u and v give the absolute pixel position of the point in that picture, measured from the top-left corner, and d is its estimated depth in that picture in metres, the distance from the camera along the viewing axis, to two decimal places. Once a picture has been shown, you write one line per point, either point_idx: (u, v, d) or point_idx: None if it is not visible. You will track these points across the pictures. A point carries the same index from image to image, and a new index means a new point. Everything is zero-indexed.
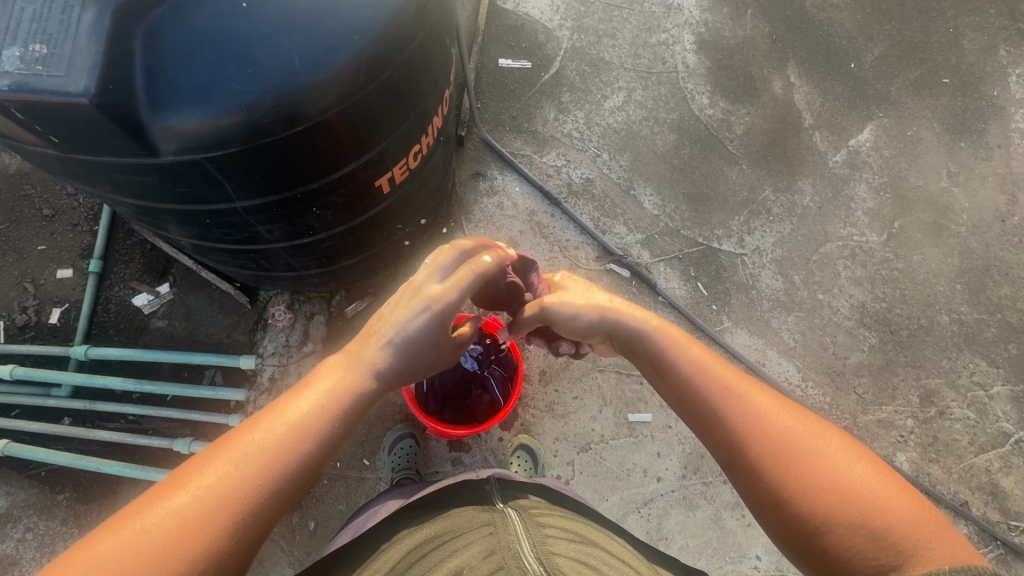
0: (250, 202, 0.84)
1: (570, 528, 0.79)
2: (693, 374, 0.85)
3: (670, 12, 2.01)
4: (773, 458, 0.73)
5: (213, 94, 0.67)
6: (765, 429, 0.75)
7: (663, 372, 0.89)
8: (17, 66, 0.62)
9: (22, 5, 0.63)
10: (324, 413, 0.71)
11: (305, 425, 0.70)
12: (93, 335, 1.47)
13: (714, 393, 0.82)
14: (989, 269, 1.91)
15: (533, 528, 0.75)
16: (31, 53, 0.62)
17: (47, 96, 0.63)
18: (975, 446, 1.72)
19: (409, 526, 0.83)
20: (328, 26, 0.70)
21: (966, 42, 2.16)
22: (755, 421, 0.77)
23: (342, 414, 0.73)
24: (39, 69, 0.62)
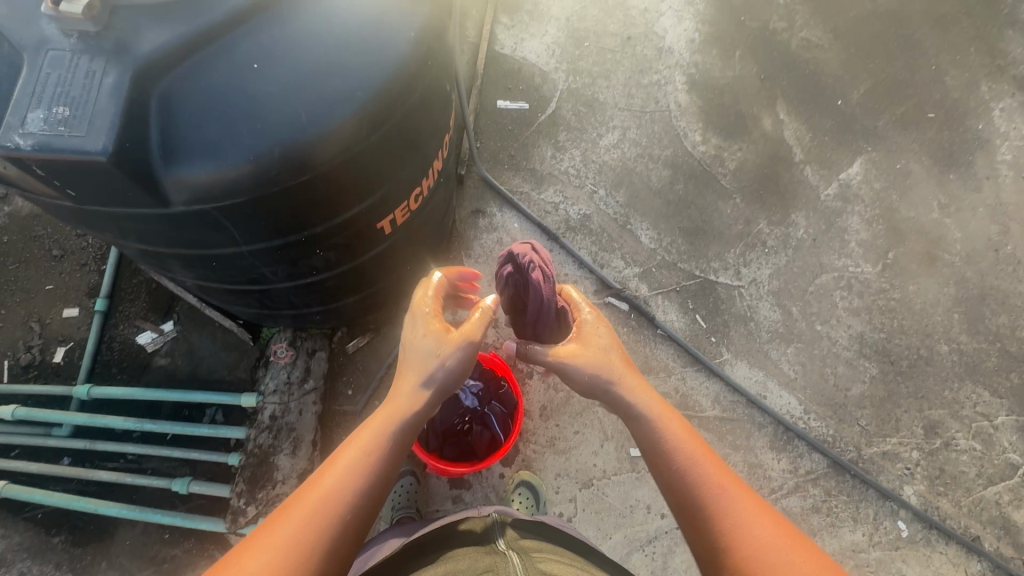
0: (256, 246, 0.87)
1: (572, 571, 0.78)
2: (681, 450, 0.88)
3: (661, 55, 2.10)
4: (729, 539, 0.77)
5: (223, 149, 0.71)
6: (727, 513, 0.80)
7: (649, 440, 0.92)
8: (41, 128, 0.64)
9: (47, 70, 0.65)
10: (346, 493, 0.78)
11: (334, 502, 0.76)
12: (96, 373, 1.49)
13: (692, 471, 0.86)
14: (986, 299, 1.92)
15: (535, 570, 0.75)
16: (55, 115, 0.64)
17: (68, 155, 0.64)
18: (984, 479, 1.70)
19: (411, 567, 0.83)
20: (333, 83, 0.74)
21: (948, 79, 2.23)
22: (720, 505, 0.81)
23: (379, 477, 0.82)
24: (62, 130, 0.64)
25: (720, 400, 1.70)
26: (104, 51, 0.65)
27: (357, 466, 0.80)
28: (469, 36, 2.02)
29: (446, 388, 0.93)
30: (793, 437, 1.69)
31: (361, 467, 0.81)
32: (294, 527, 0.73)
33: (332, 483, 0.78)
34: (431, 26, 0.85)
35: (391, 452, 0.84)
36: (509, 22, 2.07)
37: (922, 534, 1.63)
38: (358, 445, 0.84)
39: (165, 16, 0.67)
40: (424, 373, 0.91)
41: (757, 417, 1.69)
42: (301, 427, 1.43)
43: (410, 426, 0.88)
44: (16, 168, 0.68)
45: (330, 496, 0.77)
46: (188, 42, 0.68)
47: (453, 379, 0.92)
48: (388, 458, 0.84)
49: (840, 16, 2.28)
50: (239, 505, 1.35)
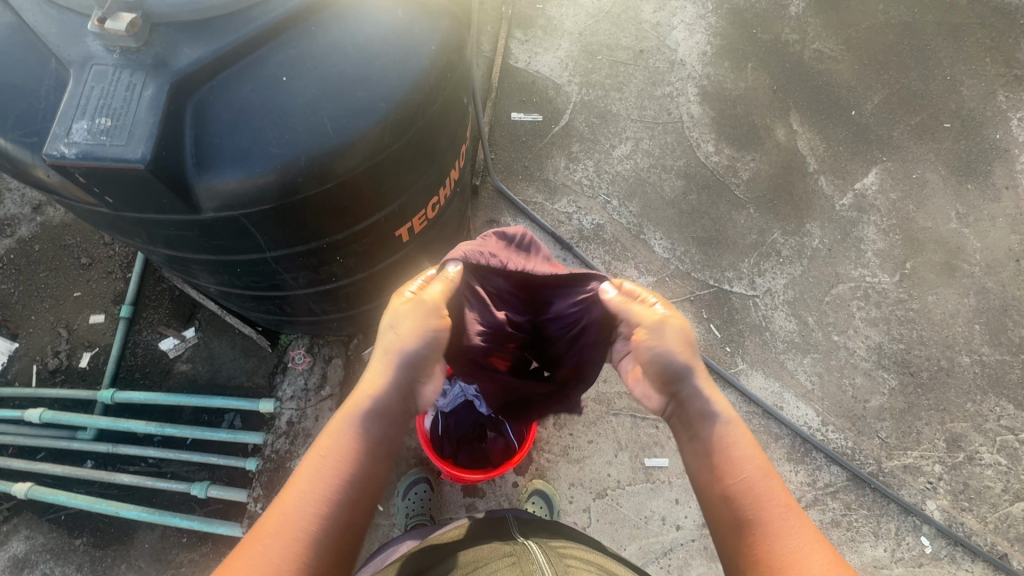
0: (279, 252, 0.90)
1: (589, 559, 0.83)
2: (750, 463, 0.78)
3: (673, 67, 2.12)
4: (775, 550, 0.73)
5: (252, 157, 0.73)
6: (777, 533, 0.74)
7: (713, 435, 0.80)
8: (84, 138, 0.67)
9: (92, 83, 0.68)
10: (314, 503, 0.74)
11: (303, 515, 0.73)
12: (120, 378, 1.52)
13: (758, 482, 0.77)
14: (1008, 310, 1.89)
15: (556, 557, 0.80)
16: (98, 126, 0.67)
17: (108, 163, 0.67)
18: (1010, 495, 1.65)
19: (437, 557, 0.89)
20: (357, 95, 0.77)
21: (964, 88, 2.23)
22: (770, 520, 0.75)
23: (349, 479, 0.77)
24: (103, 139, 0.67)
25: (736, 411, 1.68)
26: (144, 65, 0.69)
27: (318, 474, 0.76)
28: (485, 50, 2.06)
29: (417, 360, 0.82)
30: (811, 448, 1.66)
31: (323, 473, 0.76)
32: (259, 551, 0.71)
33: (294, 501, 0.74)
34: (452, 39, 0.87)
35: (354, 453, 0.78)
36: (523, 37, 2.11)
37: (946, 551, 1.59)
38: (313, 453, 0.78)
39: (201, 33, 0.71)
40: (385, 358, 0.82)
41: (773, 428, 1.67)
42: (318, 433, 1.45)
43: (371, 418, 0.80)
44: (59, 175, 0.71)
45: (299, 509, 0.74)
46: (222, 56, 0.72)
47: (419, 350, 0.82)
48: (349, 461, 0.78)
49: (852, 28, 2.30)
50: (256, 510, 1.37)
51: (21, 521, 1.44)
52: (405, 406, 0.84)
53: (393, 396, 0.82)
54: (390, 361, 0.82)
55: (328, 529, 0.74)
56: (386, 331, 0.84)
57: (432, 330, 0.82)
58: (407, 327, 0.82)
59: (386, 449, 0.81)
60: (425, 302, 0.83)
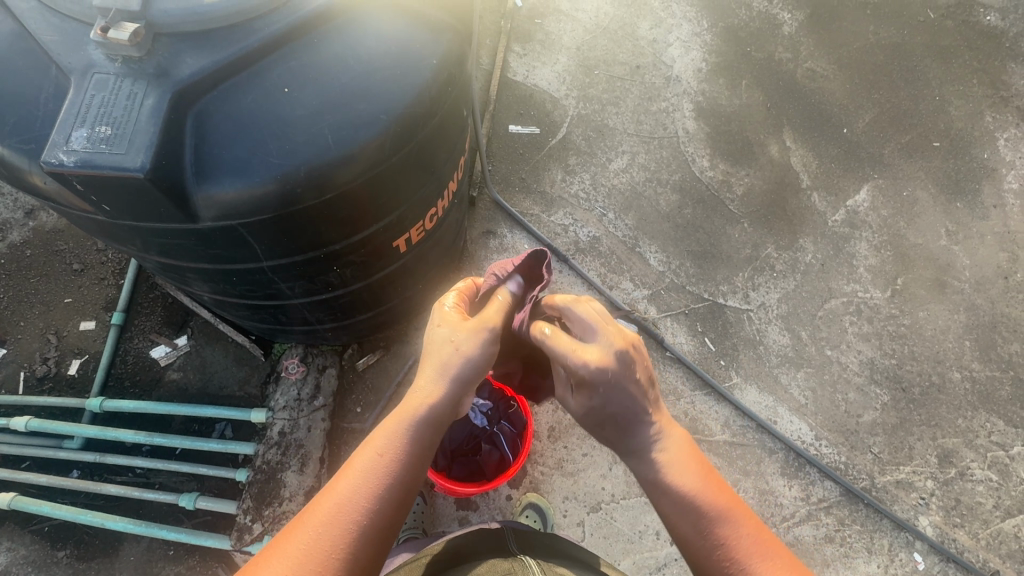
0: (276, 261, 0.89)
1: None
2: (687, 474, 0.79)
3: (669, 83, 2.15)
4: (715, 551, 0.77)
5: (251, 167, 0.73)
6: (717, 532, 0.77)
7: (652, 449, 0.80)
8: (83, 145, 0.66)
9: (93, 92, 0.68)
10: (366, 495, 0.72)
11: (352, 507, 0.71)
12: (109, 387, 1.50)
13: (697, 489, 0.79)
14: (997, 326, 1.92)
15: None
16: (97, 134, 0.67)
17: (106, 171, 0.66)
18: (1001, 511, 1.66)
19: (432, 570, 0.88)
20: (358, 107, 0.78)
21: (953, 109, 2.29)
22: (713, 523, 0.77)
23: (401, 479, 0.74)
24: (102, 148, 0.66)
25: (730, 425, 1.68)
26: (146, 75, 0.69)
27: (374, 469, 0.73)
28: (483, 63, 2.08)
29: (473, 374, 0.78)
30: (805, 463, 1.66)
31: (379, 467, 0.74)
32: (307, 536, 0.69)
33: (343, 494, 0.72)
34: (452, 53, 0.88)
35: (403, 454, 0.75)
36: (521, 51, 2.14)
37: (939, 567, 1.59)
38: (370, 444, 0.75)
39: (204, 44, 0.71)
40: (444, 364, 0.77)
41: (767, 442, 1.67)
42: (310, 444, 1.43)
43: (426, 425, 0.76)
44: (56, 183, 0.70)
45: (346, 499, 0.71)
46: (225, 67, 0.72)
47: (472, 365, 0.77)
48: (402, 463, 0.74)
49: (843, 48, 2.35)
50: (245, 523, 1.33)
51: (2, 533, 1.40)
52: (457, 418, 0.80)
53: (449, 406, 0.78)
54: (447, 371, 0.76)
55: (373, 529, 0.71)
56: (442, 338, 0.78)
57: (483, 348, 0.78)
58: (461, 338, 0.78)
59: (433, 457, 0.78)
60: (485, 325, 0.80)
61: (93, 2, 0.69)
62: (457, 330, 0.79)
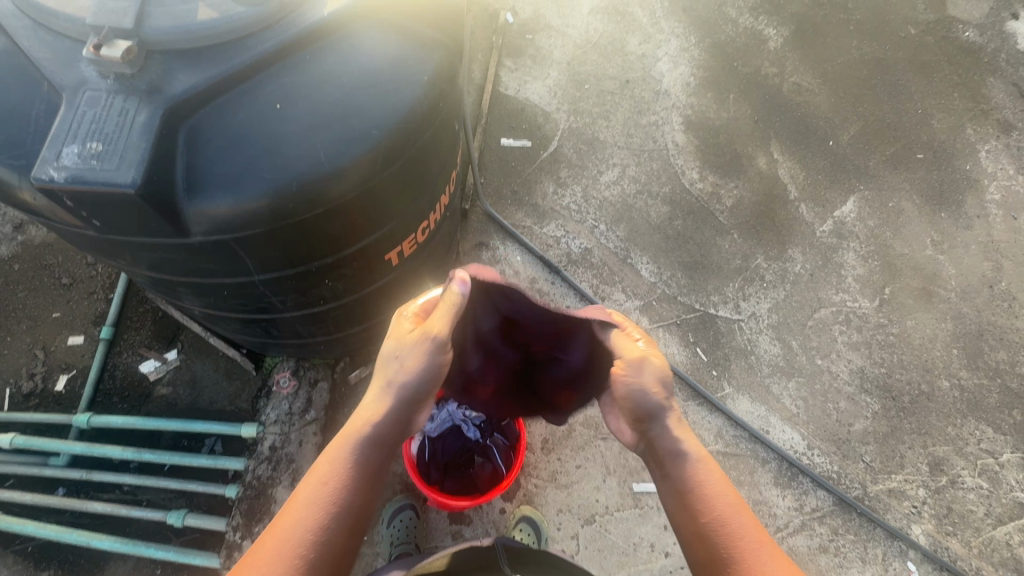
0: (268, 275, 0.89)
1: None
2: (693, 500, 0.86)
3: (658, 97, 2.19)
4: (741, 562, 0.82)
5: (243, 182, 0.74)
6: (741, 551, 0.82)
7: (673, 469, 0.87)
8: (75, 161, 0.66)
9: (85, 108, 0.68)
10: (314, 524, 0.77)
11: (299, 538, 0.75)
12: (97, 402, 1.48)
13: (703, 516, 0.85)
14: (983, 334, 1.94)
15: None
16: (88, 150, 0.67)
17: (97, 187, 0.67)
18: (992, 518, 1.67)
19: None
20: (350, 123, 0.79)
21: (935, 122, 2.35)
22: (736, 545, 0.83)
23: (347, 501, 0.79)
24: (94, 163, 0.67)
25: (723, 435, 1.68)
26: (139, 91, 0.69)
27: (318, 497, 0.78)
28: (475, 77, 2.11)
29: (417, 393, 0.86)
30: (798, 473, 1.66)
31: (325, 496, 0.78)
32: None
33: (290, 527, 0.76)
34: (444, 69, 0.89)
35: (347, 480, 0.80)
36: (513, 65, 2.16)
37: None
38: (313, 476, 0.81)
39: (197, 62, 0.72)
40: (386, 385, 0.85)
41: (761, 452, 1.68)
42: (302, 459, 1.42)
43: (371, 446, 0.83)
44: (46, 198, 0.70)
45: (294, 532, 0.76)
46: (217, 83, 0.73)
47: (419, 382, 0.85)
48: (346, 486, 0.80)
49: (828, 63, 2.40)
50: (235, 539, 1.32)
51: None
52: (400, 437, 0.87)
53: (387, 425, 0.84)
54: (391, 388, 0.85)
55: (322, 554, 0.76)
56: (388, 362, 0.87)
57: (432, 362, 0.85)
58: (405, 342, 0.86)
59: (378, 480, 0.84)
60: (428, 335, 0.84)
61: (86, 20, 0.69)
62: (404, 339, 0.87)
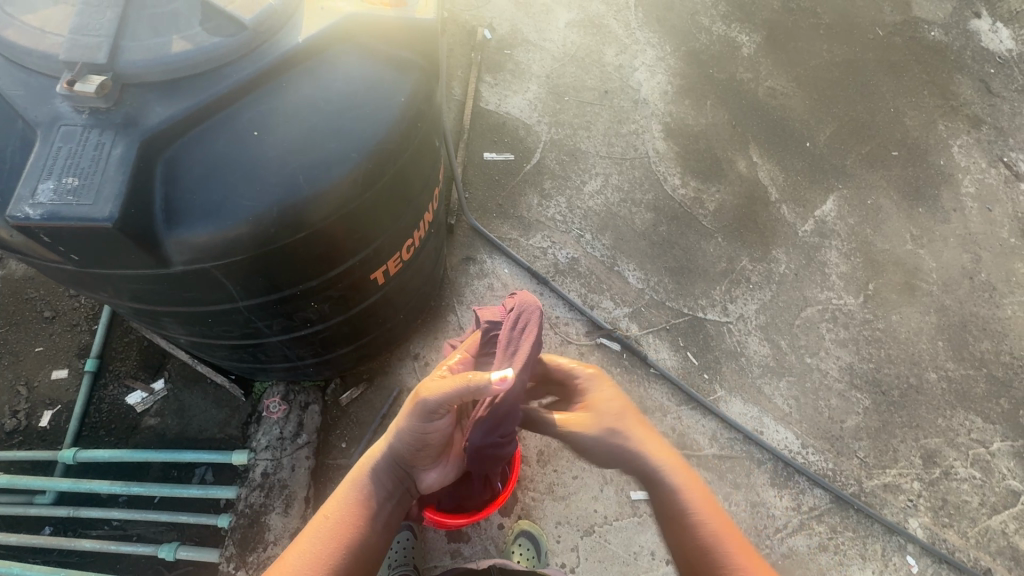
0: (252, 301, 0.89)
1: None
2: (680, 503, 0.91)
3: (637, 106, 2.22)
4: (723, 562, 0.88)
5: (223, 210, 0.74)
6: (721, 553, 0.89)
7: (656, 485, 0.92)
8: (50, 198, 0.66)
9: (60, 144, 0.68)
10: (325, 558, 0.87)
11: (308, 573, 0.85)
12: (83, 436, 1.45)
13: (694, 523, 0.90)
14: (967, 325, 1.98)
15: None
16: (64, 185, 0.66)
17: (74, 223, 0.66)
18: (987, 508, 1.69)
19: None
20: (329, 147, 0.79)
21: (907, 120, 2.41)
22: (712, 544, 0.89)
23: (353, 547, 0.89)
24: (70, 199, 0.66)
25: (717, 439, 1.68)
26: (114, 124, 0.69)
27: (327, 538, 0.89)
28: (456, 94, 2.13)
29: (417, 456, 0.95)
30: (794, 472, 1.67)
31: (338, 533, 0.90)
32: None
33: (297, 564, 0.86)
34: (420, 89, 0.90)
35: (354, 512, 0.92)
36: (492, 80, 2.19)
37: (933, 569, 1.60)
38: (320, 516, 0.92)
39: (172, 93, 0.72)
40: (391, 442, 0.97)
41: (756, 453, 1.68)
42: (295, 484, 1.41)
43: (374, 485, 0.95)
44: (22, 235, 0.70)
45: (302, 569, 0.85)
46: (193, 113, 0.73)
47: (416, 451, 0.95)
48: (351, 526, 0.91)
49: (800, 66, 2.46)
50: (229, 570, 1.31)
51: None
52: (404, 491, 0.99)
53: (388, 464, 0.97)
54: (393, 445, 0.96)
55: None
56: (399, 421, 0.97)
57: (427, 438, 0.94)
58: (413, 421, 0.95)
59: (383, 519, 0.95)
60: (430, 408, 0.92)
61: (58, 57, 0.69)
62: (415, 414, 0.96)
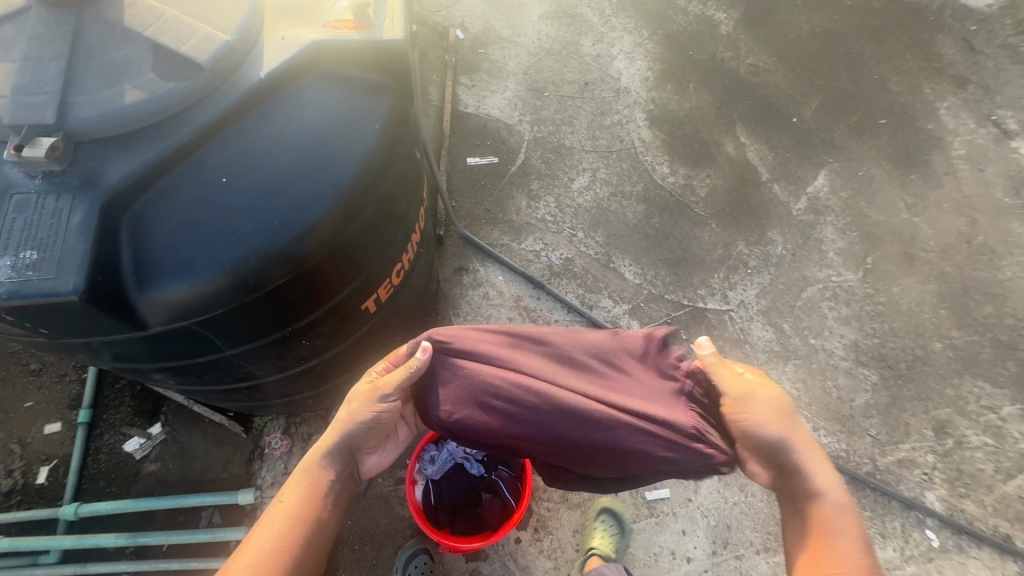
0: (240, 349, 0.86)
1: None
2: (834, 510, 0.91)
3: (619, 95, 2.18)
4: None
5: (196, 265, 0.70)
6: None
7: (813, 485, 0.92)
8: (7, 275, 0.62)
9: (15, 216, 0.64)
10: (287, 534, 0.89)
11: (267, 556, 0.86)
12: (84, 490, 1.42)
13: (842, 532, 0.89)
14: (968, 291, 1.96)
15: None
16: (22, 260, 0.63)
17: (36, 298, 0.63)
18: (1002, 474, 1.68)
19: None
20: (304, 187, 0.75)
21: (892, 85, 2.38)
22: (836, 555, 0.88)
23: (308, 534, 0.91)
24: (30, 274, 0.63)
25: None
26: (72, 187, 0.65)
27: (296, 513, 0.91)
28: (432, 99, 2.07)
29: (364, 434, 0.99)
30: None
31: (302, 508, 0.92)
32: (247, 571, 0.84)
33: (257, 538, 0.89)
34: (394, 112, 0.85)
35: (311, 500, 0.93)
36: (469, 82, 2.13)
37: (953, 541, 1.60)
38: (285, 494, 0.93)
39: (130, 147, 0.67)
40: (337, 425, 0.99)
41: None
42: None
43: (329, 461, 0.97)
44: None
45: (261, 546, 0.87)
46: (154, 166, 0.68)
47: (360, 427, 0.98)
48: (307, 504, 0.92)
49: (781, 40, 2.42)
50: None
51: None
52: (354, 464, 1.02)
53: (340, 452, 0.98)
54: (338, 428, 0.99)
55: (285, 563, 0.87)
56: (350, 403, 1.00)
57: (373, 412, 0.97)
58: (355, 402, 0.98)
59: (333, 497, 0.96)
60: (375, 393, 0.96)
61: (3, 121, 0.65)
62: (358, 395, 0.99)
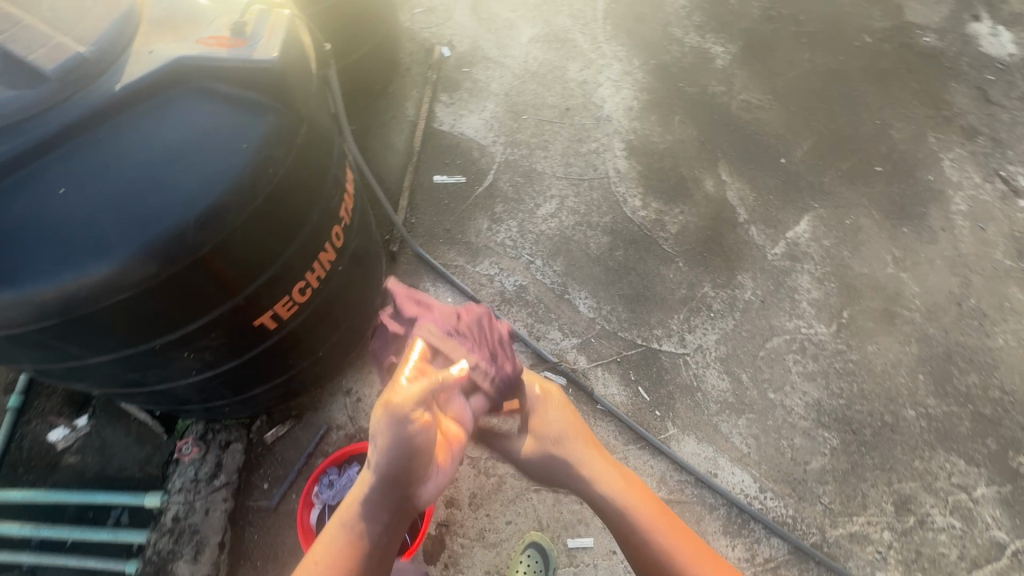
0: (102, 357, 0.88)
1: None
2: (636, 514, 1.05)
3: (599, 123, 2.14)
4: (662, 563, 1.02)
5: (24, 275, 0.72)
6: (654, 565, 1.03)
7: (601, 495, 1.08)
8: None
9: None
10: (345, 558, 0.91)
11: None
12: (3, 474, 1.43)
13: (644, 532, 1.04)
14: (952, 357, 1.82)
15: None
16: None
17: None
18: (967, 562, 1.54)
19: None
20: (146, 206, 0.74)
21: (894, 132, 2.26)
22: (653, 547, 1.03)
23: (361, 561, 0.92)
24: None
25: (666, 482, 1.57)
26: None
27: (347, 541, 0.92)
28: (408, 115, 2.07)
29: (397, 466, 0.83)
30: (749, 519, 1.55)
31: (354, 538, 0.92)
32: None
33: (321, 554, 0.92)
34: (270, 134, 0.84)
35: (349, 554, 0.92)
36: (448, 100, 2.12)
37: None
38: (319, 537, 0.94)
39: None
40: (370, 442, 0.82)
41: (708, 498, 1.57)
42: (207, 528, 1.37)
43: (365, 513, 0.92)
44: None
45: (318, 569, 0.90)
46: None
47: (389, 453, 0.80)
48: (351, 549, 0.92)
49: (778, 78, 2.34)
50: None
51: None
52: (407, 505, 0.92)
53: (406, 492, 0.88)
54: (384, 446, 0.80)
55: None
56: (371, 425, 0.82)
57: (409, 427, 0.78)
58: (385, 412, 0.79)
59: (375, 536, 0.93)
60: (413, 402, 0.80)
61: None
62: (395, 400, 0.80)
